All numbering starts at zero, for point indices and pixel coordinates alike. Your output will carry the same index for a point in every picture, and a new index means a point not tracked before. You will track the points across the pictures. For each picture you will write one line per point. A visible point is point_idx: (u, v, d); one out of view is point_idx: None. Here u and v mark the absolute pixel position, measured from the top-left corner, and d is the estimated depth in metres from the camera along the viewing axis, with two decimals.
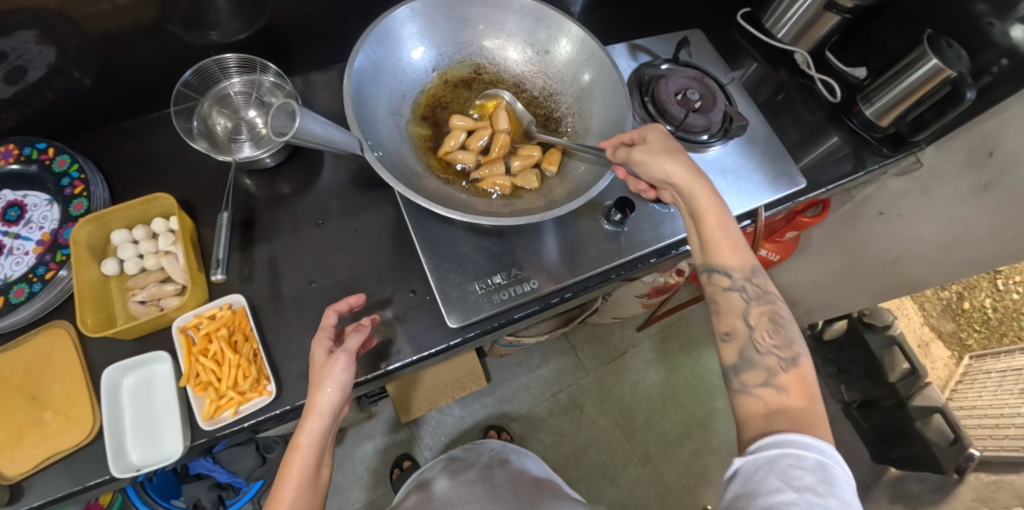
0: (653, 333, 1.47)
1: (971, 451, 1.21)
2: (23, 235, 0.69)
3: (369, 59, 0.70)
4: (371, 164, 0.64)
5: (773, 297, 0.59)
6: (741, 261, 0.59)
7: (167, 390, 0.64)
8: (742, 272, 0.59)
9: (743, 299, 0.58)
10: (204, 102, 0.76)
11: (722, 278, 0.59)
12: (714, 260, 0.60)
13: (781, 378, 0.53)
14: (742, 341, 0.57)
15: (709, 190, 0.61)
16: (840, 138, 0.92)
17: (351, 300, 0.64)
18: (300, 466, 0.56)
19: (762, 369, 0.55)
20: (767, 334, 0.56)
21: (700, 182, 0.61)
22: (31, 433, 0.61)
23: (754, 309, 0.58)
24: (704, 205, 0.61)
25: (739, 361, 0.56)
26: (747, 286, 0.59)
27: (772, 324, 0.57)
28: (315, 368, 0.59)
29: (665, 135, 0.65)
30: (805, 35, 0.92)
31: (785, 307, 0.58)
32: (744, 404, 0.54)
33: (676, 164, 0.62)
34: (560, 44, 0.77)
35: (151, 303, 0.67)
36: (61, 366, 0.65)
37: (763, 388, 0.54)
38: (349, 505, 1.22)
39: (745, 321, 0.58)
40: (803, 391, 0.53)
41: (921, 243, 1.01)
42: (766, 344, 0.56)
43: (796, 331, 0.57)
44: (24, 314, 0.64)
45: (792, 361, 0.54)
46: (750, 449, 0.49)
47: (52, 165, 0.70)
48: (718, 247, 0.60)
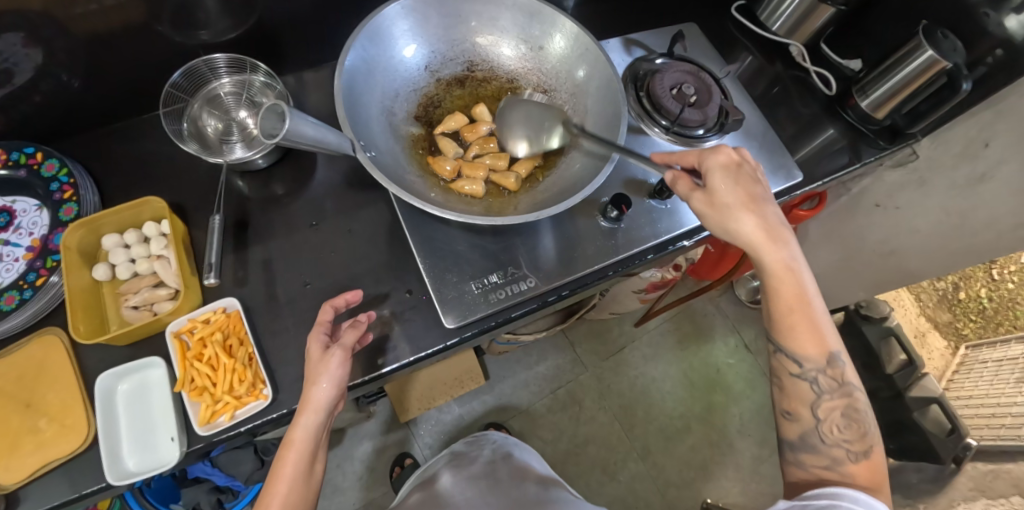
0: (651, 328, 1.47)
1: (969, 441, 1.19)
2: (12, 241, 0.68)
3: (361, 58, 0.69)
4: (363, 164, 0.63)
5: (850, 388, 0.57)
6: (820, 347, 0.57)
7: (163, 396, 0.63)
8: (818, 361, 0.57)
9: (815, 389, 0.57)
10: (194, 104, 0.75)
11: (794, 364, 0.58)
12: (787, 343, 0.57)
13: (848, 467, 0.55)
14: (807, 427, 0.58)
15: (787, 263, 0.57)
16: (836, 131, 0.91)
17: (348, 296, 0.64)
18: (293, 462, 0.56)
19: (826, 456, 0.56)
20: (838, 427, 0.56)
21: (780, 253, 0.57)
22: (25, 442, 0.61)
23: (827, 400, 0.57)
24: (777, 278, 0.57)
25: (800, 442, 0.58)
26: (820, 377, 0.57)
27: (844, 419, 0.57)
28: (310, 363, 0.58)
29: (731, 180, 0.59)
30: (800, 28, 0.92)
31: (862, 398, 0.57)
32: (797, 473, 0.58)
33: (747, 225, 0.57)
34: (554, 39, 0.77)
35: (144, 308, 0.67)
36: (54, 373, 0.64)
37: (826, 471, 0.56)
38: (349, 505, 1.22)
39: (813, 410, 0.58)
40: (873, 480, 0.54)
41: (918, 235, 1.01)
42: (834, 436, 0.56)
43: (872, 423, 0.57)
44: (16, 321, 0.64)
45: (863, 454, 0.55)
46: (799, 497, 0.53)
47: (41, 170, 0.70)
48: (792, 332, 0.57)
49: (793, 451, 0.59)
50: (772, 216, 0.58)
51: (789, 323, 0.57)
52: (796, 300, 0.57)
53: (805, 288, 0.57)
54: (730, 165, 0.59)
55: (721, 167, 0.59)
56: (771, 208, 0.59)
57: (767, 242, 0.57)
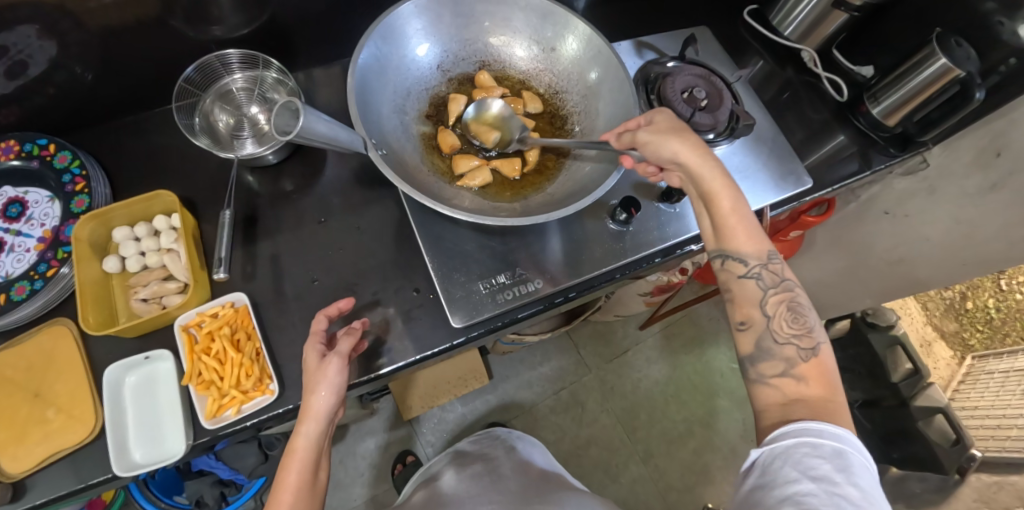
0: (655, 331, 1.46)
1: (973, 452, 1.22)
2: (24, 232, 0.69)
3: (373, 56, 0.69)
4: (374, 162, 0.63)
5: (793, 285, 0.59)
6: (758, 246, 0.59)
7: (170, 388, 0.64)
8: (759, 258, 0.59)
9: (759, 287, 0.58)
10: (206, 99, 0.76)
11: (738, 265, 0.60)
12: (729, 245, 0.60)
13: (801, 368, 0.54)
14: (759, 330, 0.57)
15: (721, 174, 0.61)
16: (846, 137, 0.91)
17: (340, 304, 0.64)
18: (297, 469, 0.56)
19: (780, 359, 0.55)
20: (786, 323, 0.57)
21: (712, 166, 0.61)
22: (34, 430, 0.61)
23: (772, 296, 0.58)
24: (713, 186, 0.61)
25: (755, 352, 0.57)
26: (763, 273, 0.59)
27: (791, 313, 0.57)
28: (308, 373, 0.59)
29: (672, 117, 0.65)
30: (812, 34, 0.91)
31: (804, 296, 0.58)
32: (762, 395, 0.55)
33: (681, 144, 0.62)
34: (567, 41, 0.77)
35: (153, 300, 0.67)
36: (63, 364, 0.64)
37: (781, 379, 0.55)
38: (350, 501, 1.22)
39: (762, 310, 0.58)
40: (824, 380, 0.54)
41: (927, 244, 1.01)
42: (785, 333, 0.56)
43: (815, 319, 0.57)
44: (26, 311, 0.64)
45: (812, 351, 0.55)
46: (766, 440, 0.51)
47: (53, 161, 0.70)
48: (734, 234, 0.60)
49: (753, 366, 0.57)
50: (701, 140, 0.63)
51: (726, 226, 0.60)
52: (733, 205, 0.60)
53: (741, 199, 0.61)
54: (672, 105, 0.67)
55: (663, 106, 0.66)
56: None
57: (697, 158, 0.62)
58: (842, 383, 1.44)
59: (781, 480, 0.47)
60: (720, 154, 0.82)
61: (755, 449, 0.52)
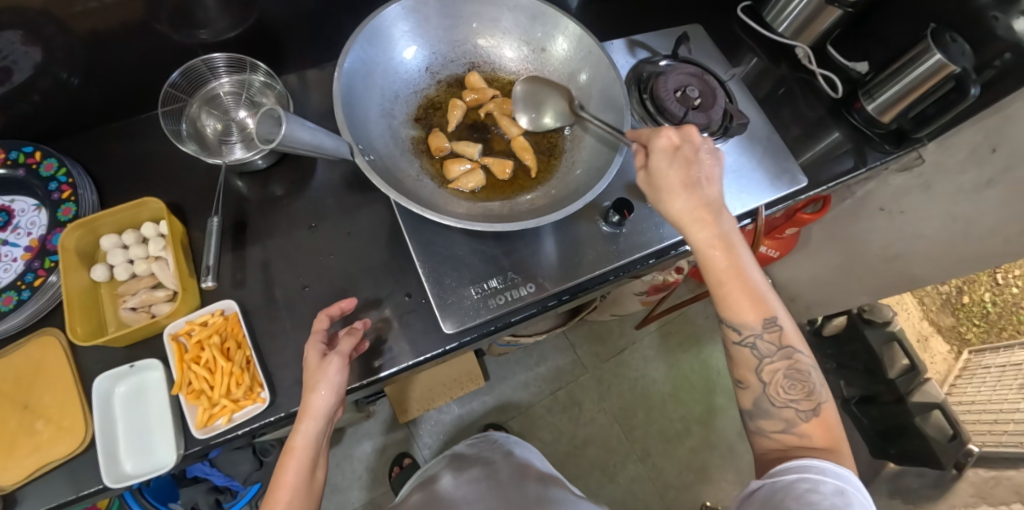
0: (651, 330, 1.46)
1: (971, 447, 1.22)
2: (11, 241, 0.68)
3: (360, 60, 0.69)
4: (361, 168, 0.62)
5: (792, 351, 0.56)
6: (758, 314, 0.56)
7: (160, 398, 0.63)
8: (757, 327, 0.56)
9: (757, 355, 0.56)
10: (193, 104, 0.75)
11: (734, 332, 0.57)
12: (726, 313, 0.57)
13: (802, 427, 0.55)
14: (756, 393, 0.57)
15: (720, 237, 0.57)
16: (841, 134, 0.90)
17: (343, 304, 0.64)
18: (294, 468, 0.56)
19: (778, 419, 0.56)
20: (783, 389, 0.56)
21: (710, 230, 0.57)
22: (24, 442, 0.61)
23: (770, 363, 0.56)
24: (709, 252, 0.56)
25: (754, 409, 0.57)
26: (759, 343, 0.56)
27: (788, 380, 0.56)
28: (308, 372, 0.58)
29: (674, 165, 0.58)
30: (806, 30, 0.90)
31: (805, 357, 0.56)
32: (761, 443, 0.57)
33: (679, 206, 0.58)
34: (556, 41, 0.76)
35: (142, 309, 0.66)
36: (51, 375, 0.64)
37: (783, 434, 0.55)
38: (348, 504, 1.22)
39: (759, 376, 0.57)
40: (827, 434, 0.54)
41: (923, 240, 1.01)
42: (781, 397, 0.56)
43: (816, 380, 0.56)
44: (14, 322, 0.64)
45: (813, 412, 0.55)
46: (768, 474, 0.52)
47: (39, 169, 0.69)
48: (736, 302, 0.56)
49: (753, 419, 0.58)
50: (703, 195, 0.58)
51: (723, 294, 0.57)
52: (732, 269, 0.56)
53: (741, 260, 0.56)
54: (669, 144, 0.59)
55: (659, 151, 0.59)
56: (706, 185, 0.58)
57: (695, 220, 0.57)
58: (839, 379, 1.44)
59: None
60: None
61: (754, 482, 0.53)
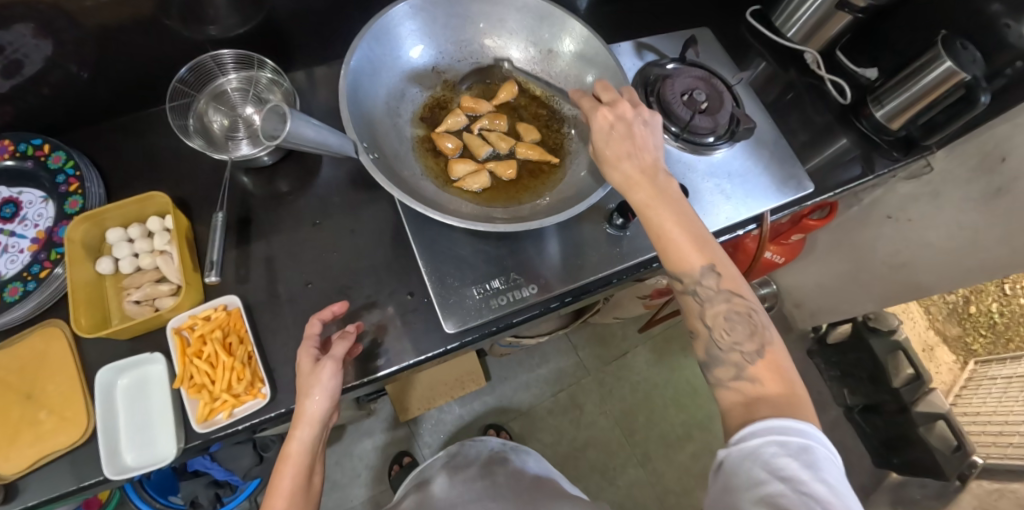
0: (654, 334, 1.46)
1: (976, 458, 1.24)
2: (18, 232, 0.68)
3: (366, 58, 0.69)
4: (365, 167, 0.62)
5: (733, 293, 0.55)
6: (697, 260, 0.55)
7: (161, 391, 0.63)
8: (697, 274, 0.55)
9: (699, 302, 0.56)
10: (201, 100, 0.75)
11: (678, 283, 0.57)
12: (667, 266, 0.57)
13: (751, 370, 0.52)
14: (706, 341, 0.56)
15: (655, 196, 0.57)
16: (850, 140, 0.89)
17: (335, 308, 0.63)
18: (291, 475, 0.56)
19: (729, 365, 0.53)
20: (728, 331, 0.55)
21: (643, 190, 0.57)
22: (26, 433, 0.61)
23: (713, 308, 0.55)
24: (647, 212, 0.57)
25: (708, 359, 0.55)
26: (701, 289, 0.55)
27: (731, 321, 0.55)
28: (303, 376, 0.58)
29: (609, 136, 0.60)
30: (815, 35, 0.90)
31: (748, 297, 0.55)
32: (723, 397, 0.53)
33: (617, 172, 0.59)
34: (563, 43, 0.76)
35: (146, 302, 0.67)
36: (55, 366, 0.64)
37: (737, 381, 0.53)
38: (348, 501, 1.22)
39: (704, 322, 0.56)
40: (777, 377, 0.51)
41: (930, 248, 1.00)
42: (726, 341, 0.54)
43: (761, 319, 0.54)
44: (19, 312, 0.64)
45: (758, 353, 0.53)
46: (733, 439, 0.49)
47: (48, 161, 0.70)
48: (677, 253, 0.56)
49: (710, 371, 0.56)
50: (639, 158, 0.59)
51: (665, 248, 0.56)
52: (670, 223, 0.56)
53: (678, 216, 0.57)
54: (607, 117, 0.61)
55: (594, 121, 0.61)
56: (643, 151, 0.59)
57: (632, 183, 0.58)
58: (843, 387, 1.43)
59: (751, 480, 0.46)
60: (721, 158, 0.81)
61: (721, 447, 0.50)
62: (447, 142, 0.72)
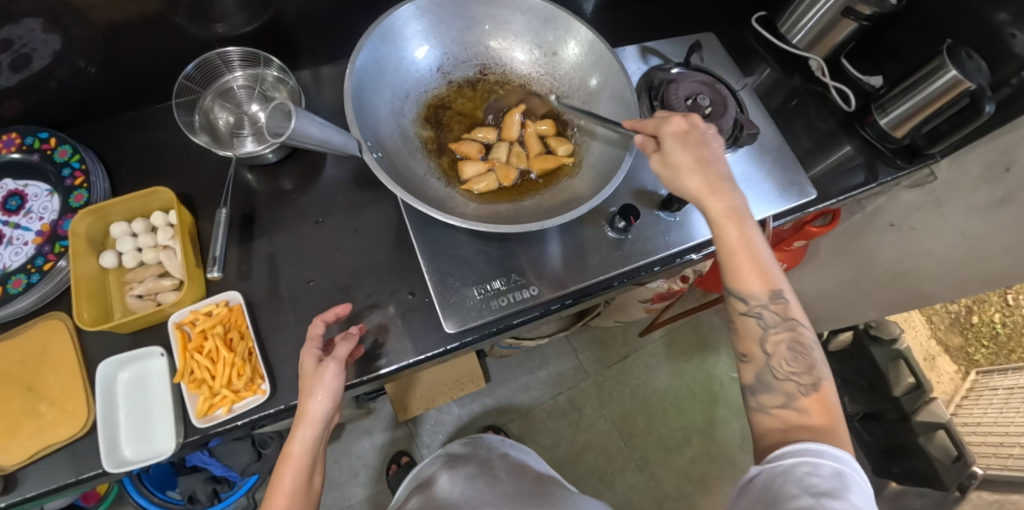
0: (655, 338, 1.46)
1: (976, 470, 1.20)
2: (23, 225, 0.69)
3: (372, 58, 0.69)
4: (369, 165, 0.62)
5: (796, 323, 0.56)
6: (764, 284, 0.56)
7: (162, 385, 0.64)
8: (762, 297, 0.56)
9: (761, 326, 0.56)
10: (207, 96, 0.76)
11: (740, 303, 0.57)
12: (734, 285, 0.57)
13: (802, 401, 0.53)
14: (759, 365, 0.56)
15: (731, 211, 0.58)
16: (853, 148, 0.89)
17: (339, 309, 0.63)
18: (291, 476, 0.56)
19: (779, 393, 0.54)
20: (785, 361, 0.55)
21: (721, 202, 0.58)
22: (26, 424, 0.61)
23: (774, 334, 0.56)
24: (722, 225, 0.58)
25: (756, 383, 0.56)
26: (766, 312, 0.56)
27: (790, 352, 0.55)
28: (305, 378, 0.58)
29: (682, 144, 0.61)
30: (820, 42, 0.90)
31: (807, 331, 0.56)
32: (762, 422, 0.55)
33: (695, 181, 0.59)
34: (568, 45, 0.76)
35: (148, 297, 0.67)
36: (57, 358, 0.64)
37: (783, 409, 0.54)
38: (345, 500, 1.22)
39: (762, 347, 0.56)
40: (825, 412, 0.52)
41: (933, 257, 1.00)
42: (784, 370, 0.55)
43: (818, 356, 0.55)
44: (22, 304, 0.64)
45: (813, 387, 0.53)
46: (767, 458, 0.50)
47: (54, 155, 0.70)
48: (743, 272, 0.57)
49: (754, 396, 0.56)
50: (718, 173, 0.60)
51: (732, 263, 0.57)
52: (741, 243, 0.57)
53: (752, 237, 0.57)
54: (679, 128, 0.61)
55: (673, 126, 0.61)
56: (717, 165, 0.60)
57: (712, 192, 0.59)
58: (843, 395, 1.42)
59: (780, 495, 0.46)
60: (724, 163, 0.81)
61: (754, 467, 0.51)
62: (462, 148, 0.73)
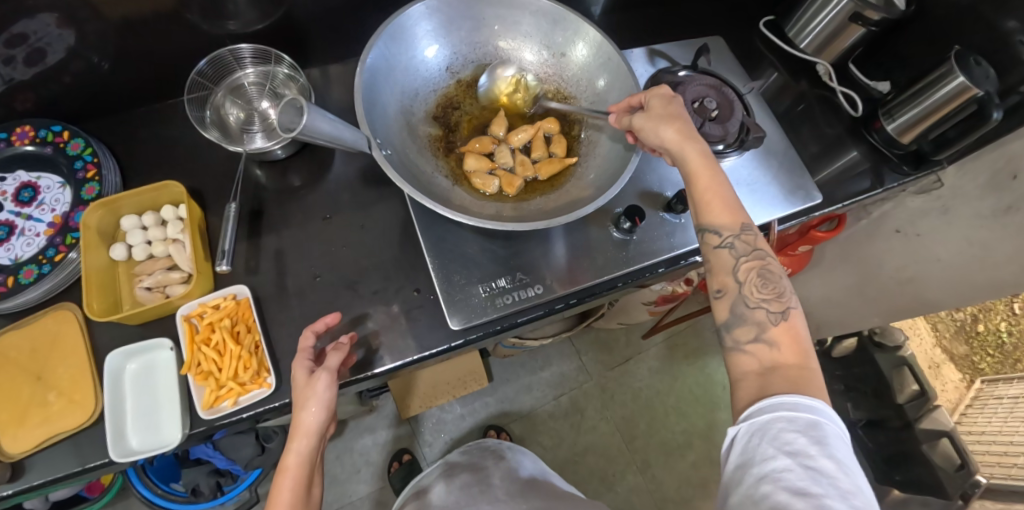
0: (659, 340, 1.46)
1: (977, 478, 1.15)
2: (35, 217, 0.69)
3: (383, 56, 0.70)
4: (378, 162, 0.63)
5: (764, 253, 0.57)
6: (733, 217, 0.57)
7: (169, 377, 0.64)
8: (733, 229, 0.57)
9: (733, 255, 0.57)
10: (218, 92, 0.77)
11: (714, 236, 0.58)
12: (704, 218, 0.59)
13: (771, 333, 0.53)
14: (732, 297, 0.56)
15: (703, 153, 0.59)
16: (860, 153, 0.89)
17: (329, 319, 0.63)
18: (290, 488, 0.55)
19: (752, 323, 0.54)
20: (757, 288, 0.55)
21: (694, 145, 0.60)
22: (35, 413, 0.62)
23: (745, 263, 0.56)
24: (695, 167, 0.59)
25: (730, 317, 0.55)
26: (737, 242, 0.57)
27: (761, 279, 0.56)
28: (298, 389, 0.58)
29: (667, 98, 0.64)
30: (828, 47, 0.90)
31: (776, 262, 0.57)
32: (738, 362, 0.53)
33: (669, 129, 0.61)
34: (577, 47, 0.76)
35: (157, 289, 0.68)
36: (66, 349, 0.65)
37: (755, 344, 0.53)
38: (347, 497, 1.23)
39: (735, 277, 0.56)
40: (794, 345, 0.52)
41: (939, 264, 0.99)
42: (755, 298, 0.55)
43: (787, 284, 0.56)
44: (33, 294, 0.65)
45: (782, 315, 0.54)
46: (743, 416, 0.49)
47: (66, 148, 0.71)
48: (710, 205, 0.58)
49: (728, 332, 0.55)
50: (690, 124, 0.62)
51: (704, 199, 0.58)
52: (714, 182, 0.59)
53: (721, 178, 0.59)
54: (664, 93, 0.65)
55: (659, 92, 0.65)
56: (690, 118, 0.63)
57: (687, 137, 0.61)
58: (847, 401, 1.43)
59: (759, 456, 0.45)
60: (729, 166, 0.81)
61: (732, 427, 0.49)
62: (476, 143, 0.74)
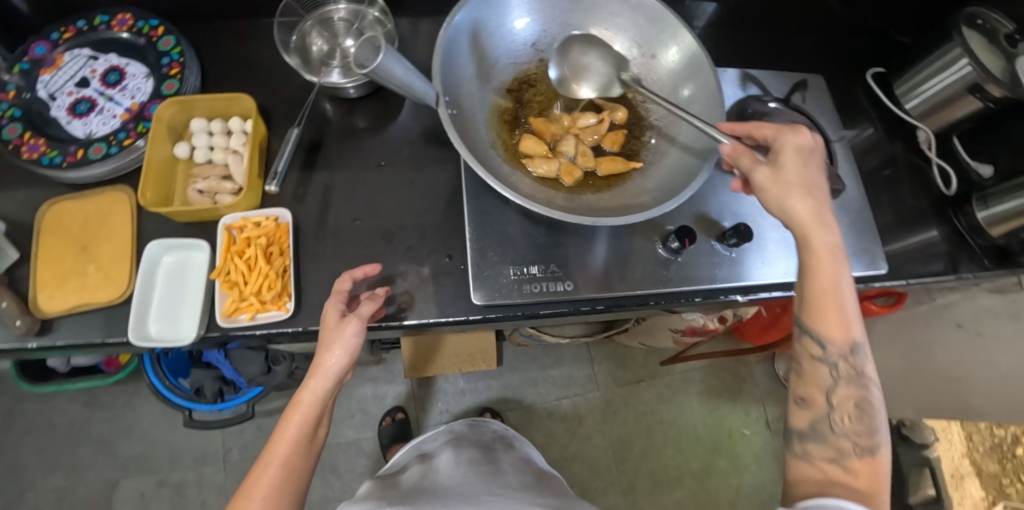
0: (675, 371, 1.41)
1: None
2: (116, 99, 0.72)
3: (472, 18, 0.69)
4: (441, 120, 0.63)
5: (868, 381, 0.54)
6: (846, 334, 0.53)
7: (198, 278, 0.66)
8: (842, 346, 0.53)
9: (833, 374, 0.54)
10: (308, 21, 0.78)
11: (817, 346, 0.54)
12: (813, 324, 0.54)
13: (851, 462, 0.51)
14: (819, 413, 0.54)
15: (829, 250, 0.53)
16: (939, 234, 0.83)
17: (369, 268, 0.63)
18: (298, 423, 0.56)
19: (832, 448, 0.52)
20: (849, 417, 0.53)
21: (825, 242, 0.54)
22: (73, 279, 0.65)
23: (842, 388, 0.54)
24: (818, 267, 0.53)
25: (808, 431, 0.54)
26: (841, 363, 0.54)
27: (858, 410, 0.53)
28: (327, 329, 0.59)
29: (800, 156, 0.56)
30: (935, 114, 0.83)
31: (877, 395, 0.54)
32: (801, 471, 0.53)
33: (801, 205, 0.54)
34: (669, 51, 0.73)
35: (207, 194, 0.70)
36: (115, 228, 0.68)
37: (827, 466, 0.52)
38: (335, 437, 1.26)
39: (828, 398, 0.54)
40: (873, 481, 0.50)
41: (995, 371, 0.91)
42: (844, 426, 0.53)
43: (884, 423, 0.53)
44: (98, 170, 0.69)
45: (868, 451, 0.51)
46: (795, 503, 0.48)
47: (158, 43, 0.74)
48: (821, 311, 0.54)
49: (801, 443, 0.54)
50: (825, 203, 0.55)
51: (818, 306, 0.54)
52: (832, 288, 0.53)
53: (845, 284, 0.54)
54: (802, 143, 0.56)
55: (792, 139, 0.56)
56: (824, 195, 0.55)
57: (819, 223, 0.54)
58: None
59: None
60: None
61: None
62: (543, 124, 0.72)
